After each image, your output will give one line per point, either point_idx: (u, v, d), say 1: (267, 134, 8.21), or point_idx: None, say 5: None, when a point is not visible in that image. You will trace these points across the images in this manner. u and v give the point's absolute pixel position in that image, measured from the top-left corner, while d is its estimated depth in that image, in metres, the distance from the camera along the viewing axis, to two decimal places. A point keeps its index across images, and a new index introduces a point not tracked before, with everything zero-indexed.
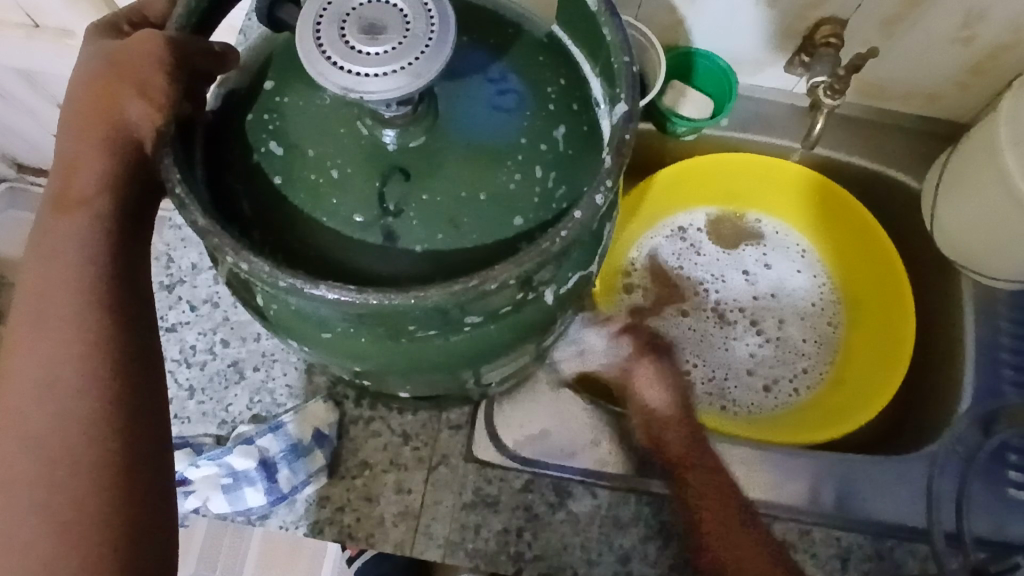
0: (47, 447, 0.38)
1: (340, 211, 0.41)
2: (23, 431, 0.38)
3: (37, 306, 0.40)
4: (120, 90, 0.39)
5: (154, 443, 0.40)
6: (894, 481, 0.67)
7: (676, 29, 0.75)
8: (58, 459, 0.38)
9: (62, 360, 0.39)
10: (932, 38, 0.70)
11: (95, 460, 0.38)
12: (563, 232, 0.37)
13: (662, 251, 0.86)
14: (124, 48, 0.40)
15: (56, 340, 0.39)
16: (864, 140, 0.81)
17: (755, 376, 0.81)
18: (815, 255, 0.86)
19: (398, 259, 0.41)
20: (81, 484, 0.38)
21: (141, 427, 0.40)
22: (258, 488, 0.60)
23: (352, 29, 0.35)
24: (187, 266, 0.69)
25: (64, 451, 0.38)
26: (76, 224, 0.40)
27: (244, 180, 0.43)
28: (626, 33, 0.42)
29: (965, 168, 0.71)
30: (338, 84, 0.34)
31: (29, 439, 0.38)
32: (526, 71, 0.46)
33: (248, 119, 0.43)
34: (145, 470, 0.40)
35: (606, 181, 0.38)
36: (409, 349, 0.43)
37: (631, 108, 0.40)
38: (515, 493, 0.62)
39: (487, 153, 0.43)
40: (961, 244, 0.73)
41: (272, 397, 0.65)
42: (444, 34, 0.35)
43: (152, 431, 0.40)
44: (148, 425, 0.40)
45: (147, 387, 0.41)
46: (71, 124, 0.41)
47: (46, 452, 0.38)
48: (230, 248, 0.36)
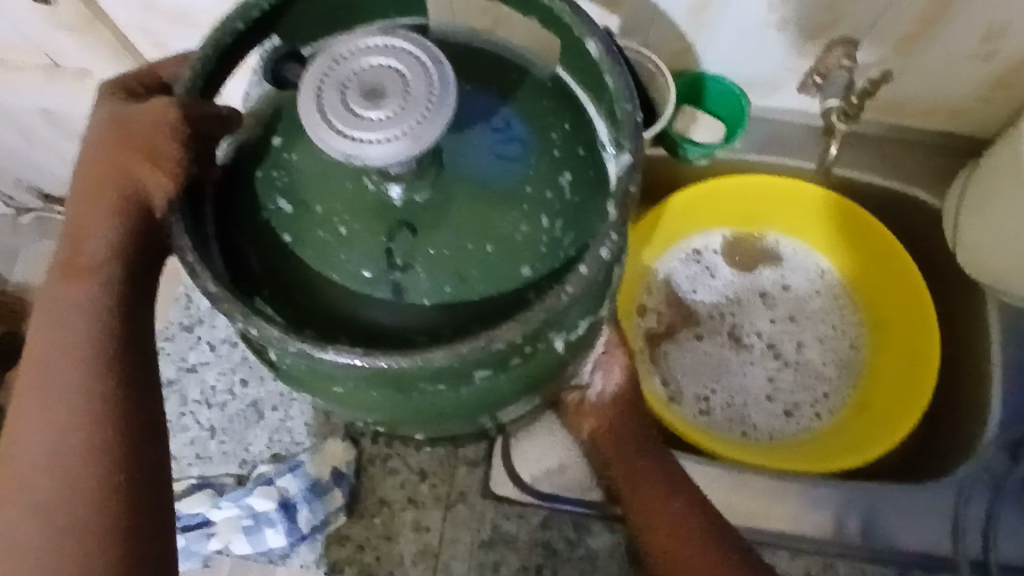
0: (54, 514, 0.38)
1: (348, 267, 0.42)
2: (31, 497, 0.39)
3: (45, 371, 0.41)
4: (130, 159, 0.41)
5: (159, 506, 0.41)
6: (921, 510, 0.66)
7: (685, 54, 0.74)
8: (64, 526, 0.38)
9: (71, 427, 0.39)
10: (948, 55, 0.69)
11: (99, 529, 0.38)
12: (569, 287, 0.37)
13: (677, 275, 0.85)
14: (136, 116, 0.41)
15: (65, 407, 0.40)
16: (883, 158, 0.79)
17: (776, 401, 0.80)
18: (835, 276, 0.85)
19: (406, 315, 0.41)
20: (85, 552, 0.38)
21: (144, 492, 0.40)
22: (279, 529, 0.61)
23: (353, 95, 0.35)
24: (206, 306, 0.70)
25: (72, 519, 0.38)
26: (85, 290, 0.41)
27: (253, 237, 0.43)
28: (629, 81, 0.42)
29: (988, 186, 0.70)
30: (340, 151, 0.35)
31: (36, 505, 0.39)
32: (531, 117, 0.46)
33: (256, 176, 0.44)
34: (149, 535, 0.40)
35: (612, 234, 0.38)
36: (420, 401, 0.43)
37: (635, 157, 0.40)
38: (533, 529, 0.62)
39: (494, 204, 0.43)
40: (985, 263, 0.71)
41: (291, 436, 0.65)
42: (444, 96, 0.35)
43: (156, 495, 0.41)
44: (153, 488, 0.41)
45: (152, 451, 0.41)
46: (83, 194, 0.42)
47: (55, 519, 0.38)
48: (241, 314, 0.36)
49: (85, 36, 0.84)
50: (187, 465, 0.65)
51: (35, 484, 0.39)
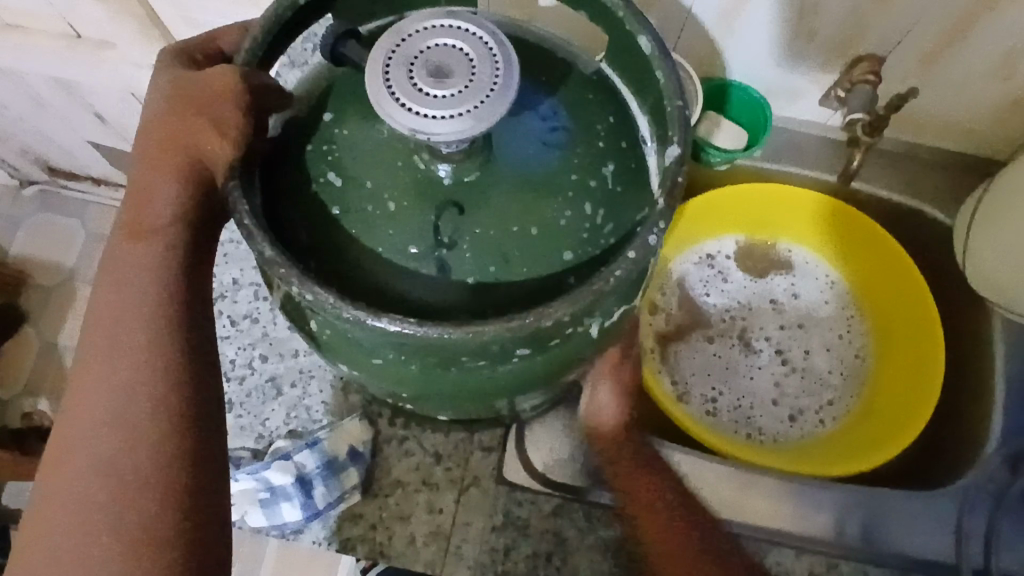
0: (123, 470, 0.39)
1: (395, 242, 0.42)
2: (93, 451, 0.40)
3: (112, 330, 0.41)
4: (191, 126, 0.41)
5: (216, 463, 0.41)
6: (922, 517, 0.67)
7: (712, 60, 0.76)
8: (125, 479, 0.39)
9: (136, 384, 0.40)
10: (969, 75, 0.71)
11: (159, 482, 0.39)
12: (617, 271, 0.38)
13: (690, 278, 0.86)
14: (198, 81, 0.42)
15: (133, 364, 0.40)
16: (896, 174, 0.82)
17: (781, 406, 0.81)
18: (843, 287, 0.87)
19: (451, 291, 0.42)
20: (144, 506, 0.39)
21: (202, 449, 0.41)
22: (294, 503, 0.62)
23: (420, 73, 0.36)
24: (229, 281, 0.69)
25: (133, 474, 0.39)
26: (151, 251, 0.41)
27: (302, 208, 0.44)
28: (678, 77, 0.43)
29: (1001, 205, 0.71)
30: (406, 126, 0.35)
31: (97, 460, 0.39)
32: (576, 108, 0.47)
33: (307, 148, 0.45)
34: (207, 493, 0.40)
35: (660, 222, 0.39)
36: (456, 378, 0.44)
37: (683, 151, 0.41)
38: (545, 517, 0.63)
39: (539, 188, 0.44)
40: (995, 281, 0.73)
41: (308, 414, 0.66)
42: (508, 78, 0.36)
43: (211, 453, 0.41)
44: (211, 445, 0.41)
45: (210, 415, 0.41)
46: (145, 161, 0.43)
47: (118, 474, 0.39)
48: (297, 278, 0.37)
49: (115, 7, 0.84)
50: None
51: (96, 439, 0.40)
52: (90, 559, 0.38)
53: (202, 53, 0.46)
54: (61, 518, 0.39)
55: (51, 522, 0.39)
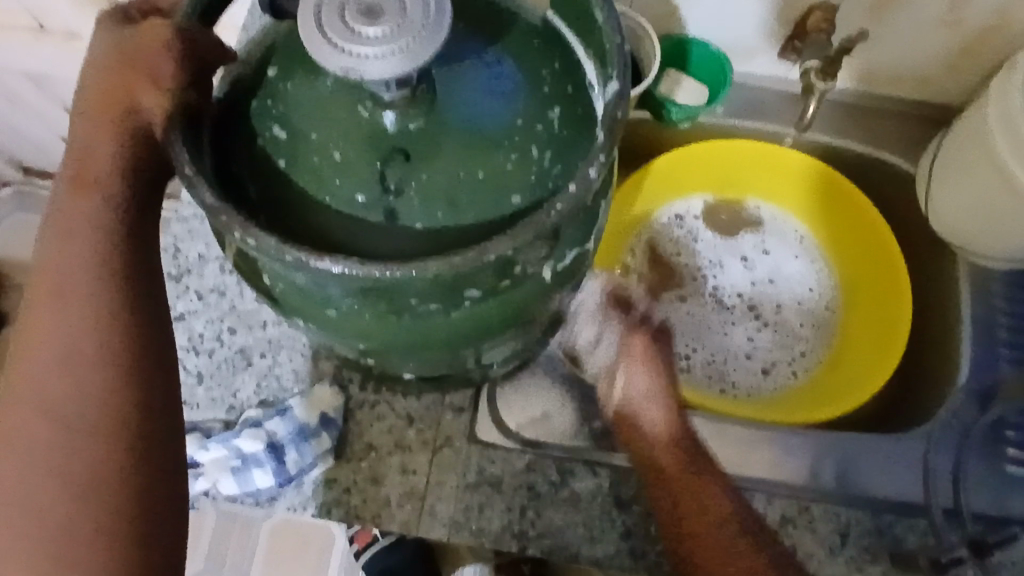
0: (63, 414, 0.41)
1: (343, 191, 0.42)
2: (43, 398, 0.41)
3: (61, 283, 0.42)
4: (131, 78, 0.41)
5: (166, 414, 0.43)
6: (892, 459, 0.68)
7: (669, 17, 0.76)
8: (72, 425, 0.41)
9: (85, 331, 0.42)
10: (922, 21, 0.71)
11: (106, 427, 0.41)
12: (557, 206, 0.39)
13: (660, 238, 0.86)
14: (134, 36, 0.42)
15: (72, 312, 0.42)
16: (859, 125, 0.82)
17: (754, 360, 0.82)
18: (813, 242, 0.87)
19: (399, 237, 0.42)
20: (92, 449, 0.40)
21: (156, 399, 0.43)
22: (266, 469, 0.62)
23: (351, 13, 0.36)
24: (194, 256, 0.70)
25: (82, 417, 0.41)
26: (91, 202, 0.42)
27: (250, 163, 0.44)
28: (617, 18, 0.43)
29: (958, 151, 0.73)
30: (338, 65, 0.36)
31: (48, 406, 0.41)
32: (521, 55, 0.47)
33: (253, 105, 0.45)
34: (159, 439, 0.42)
35: (600, 156, 0.40)
36: (411, 326, 0.44)
37: (622, 86, 0.42)
38: (517, 473, 0.64)
39: (484, 134, 0.44)
40: (956, 226, 0.75)
41: (279, 383, 0.66)
42: (440, 15, 0.36)
43: (167, 404, 0.43)
44: (165, 398, 0.43)
45: (164, 360, 0.44)
46: (85, 112, 0.43)
47: (67, 419, 0.41)
48: (238, 224, 0.38)
49: None
50: None
51: (48, 386, 0.41)
52: (34, 501, 0.40)
53: (141, 11, 0.46)
54: (21, 462, 0.40)
55: (8, 463, 0.41)
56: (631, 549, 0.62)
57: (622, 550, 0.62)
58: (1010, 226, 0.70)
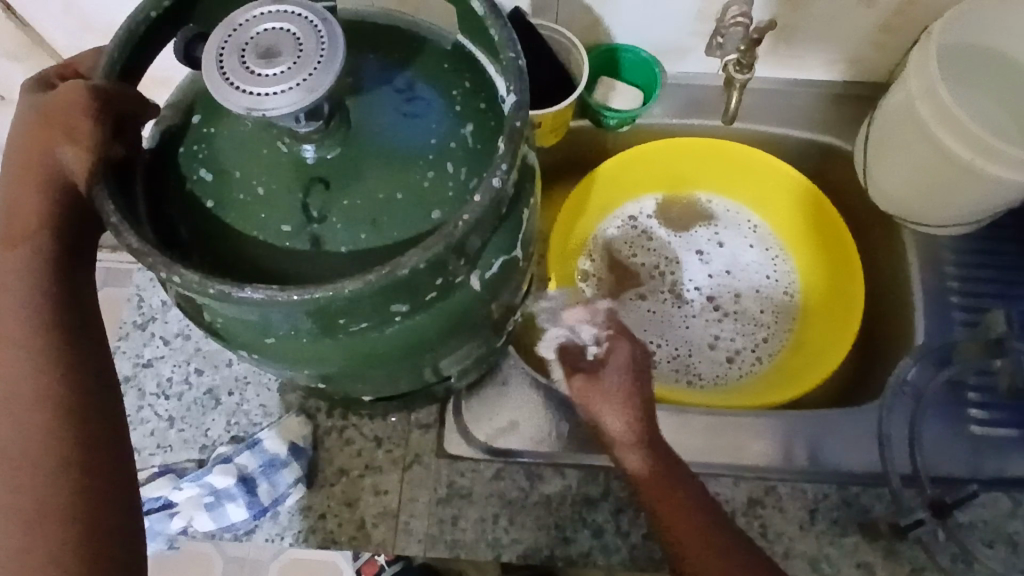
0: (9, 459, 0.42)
1: (269, 224, 0.44)
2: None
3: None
4: (53, 137, 0.43)
5: (112, 460, 0.44)
6: (856, 430, 0.69)
7: (596, 28, 0.79)
8: (20, 469, 0.42)
9: (23, 381, 0.43)
10: (839, 6, 0.74)
11: (49, 477, 0.42)
12: (465, 216, 0.41)
13: (616, 241, 0.88)
14: (51, 98, 0.44)
15: (10, 364, 0.43)
16: (795, 112, 0.84)
17: (717, 350, 0.83)
18: (766, 230, 0.89)
19: (327, 261, 0.44)
20: (39, 490, 0.42)
21: (99, 446, 0.44)
22: (239, 503, 0.63)
23: (250, 55, 0.39)
24: (158, 303, 0.73)
25: (26, 466, 0.42)
26: (20, 258, 0.44)
27: (180, 206, 0.46)
28: (512, 33, 0.45)
29: (887, 125, 0.75)
30: (241, 105, 0.38)
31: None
32: (432, 78, 0.49)
33: (180, 152, 0.47)
34: (106, 484, 0.44)
35: (502, 165, 0.42)
36: (348, 344, 0.46)
37: (521, 98, 0.44)
38: (487, 482, 0.65)
39: (400, 156, 0.46)
40: (896, 198, 0.77)
41: (248, 418, 0.68)
42: (333, 50, 0.39)
43: (110, 451, 0.44)
44: (109, 445, 0.44)
45: (104, 401, 0.45)
46: (12, 174, 0.45)
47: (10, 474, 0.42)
48: (162, 264, 0.40)
49: (24, 62, 0.87)
50: (148, 455, 0.67)
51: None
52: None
53: (63, 77, 0.48)
54: None
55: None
56: (604, 544, 0.63)
57: (596, 547, 0.63)
58: (945, 190, 0.72)
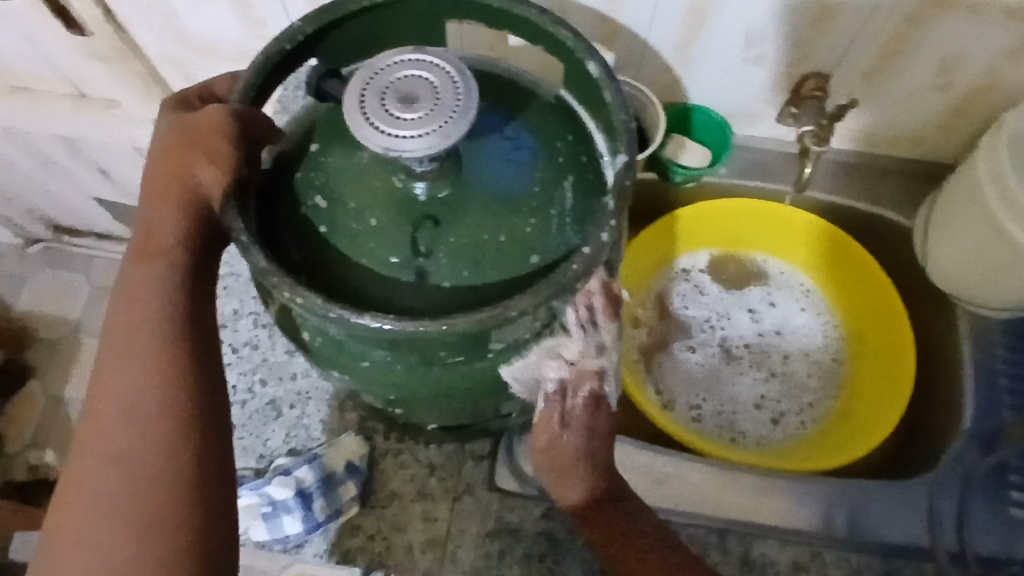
0: (129, 464, 0.42)
1: (378, 253, 0.47)
2: (109, 453, 0.43)
3: (128, 343, 0.45)
4: (193, 160, 0.46)
5: (223, 469, 0.44)
6: (902, 503, 0.70)
7: (672, 88, 0.81)
8: (137, 475, 0.42)
9: (147, 386, 0.44)
10: (912, 87, 0.76)
11: (166, 480, 0.42)
12: (573, 265, 0.43)
13: (668, 293, 0.90)
14: (195, 121, 0.47)
15: (137, 369, 0.44)
16: (855, 184, 0.86)
17: (763, 410, 0.84)
18: (819, 295, 0.91)
19: (430, 293, 0.46)
20: (154, 497, 0.42)
21: (211, 455, 0.44)
22: (295, 516, 0.64)
23: (390, 99, 0.41)
24: (229, 311, 0.75)
25: (143, 472, 0.42)
26: (157, 268, 0.46)
27: (294, 229, 0.48)
28: (624, 95, 0.48)
29: (950, 207, 0.77)
30: (379, 144, 0.40)
31: (111, 460, 0.42)
32: (537, 129, 0.51)
33: (297, 177, 0.49)
34: (216, 493, 0.43)
35: (610, 220, 0.44)
36: (438, 375, 0.48)
37: (630, 159, 0.46)
38: (536, 520, 0.66)
39: (507, 200, 0.48)
40: (955, 279, 0.78)
41: (307, 432, 0.69)
42: (468, 100, 0.41)
43: (220, 460, 0.44)
44: (220, 453, 0.44)
45: (220, 415, 0.45)
46: (154, 193, 0.47)
47: (128, 473, 0.42)
48: (287, 284, 0.42)
49: (116, 68, 0.91)
50: None
51: (114, 442, 0.43)
52: (100, 550, 0.41)
53: (200, 96, 0.51)
54: (83, 516, 0.41)
55: (68, 519, 0.41)
56: None
57: None
58: (1010, 277, 0.73)
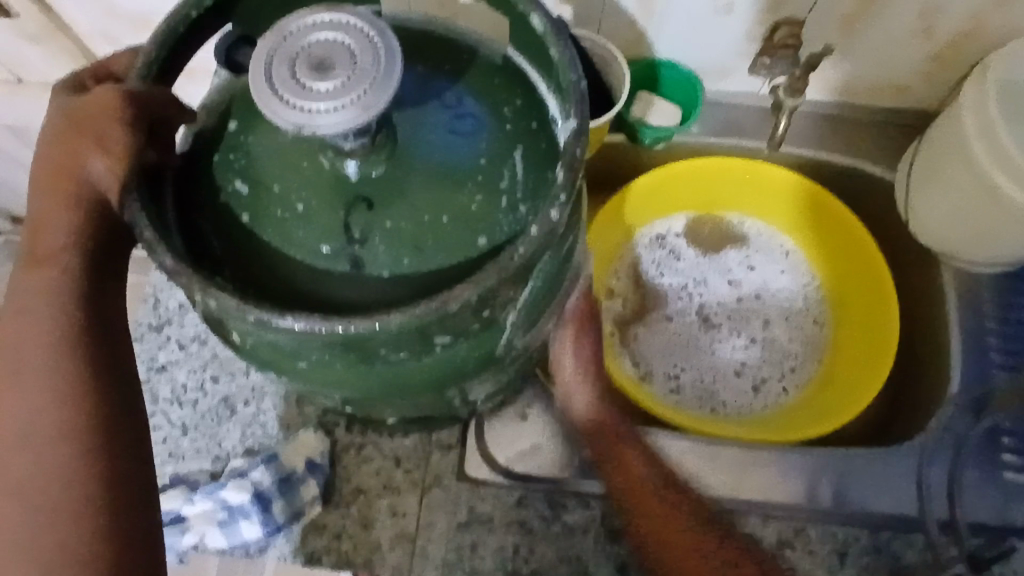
0: (34, 491, 0.41)
1: (307, 242, 0.42)
2: (13, 481, 0.42)
3: (23, 363, 0.43)
4: (82, 149, 0.42)
5: (142, 482, 0.44)
6: (888, 470, 0.67)
7: (637, 42, 0.76)
8: (42, 501, 0.41)
9: (46, 410, 0.42)
10: (889, 34, 0.71)
11: (72, 506, 0.41)
12: (520, 249, 0.39)
13: (642, 260, 0.86)
14: (84, 104, 0.42)
15: (36, 392, 0.42)
16: (835, 136, 0.82)
17: (744, 377, 0.81)
18: (800, 255, 0.87)
19: (366, 285, 0.42)
20: (63, 524, 0.41)
21: (122, 475, 0.43)
22: (253, 520, 0.61)
23: (302, 68, 0.36)
24: (175, 306, 0.71)
25: (49, 500, 0.41)
26: (46, 278, 0.43)
27: (216, 220, 0.44)
28: (573, 53, 0.43)
29: (934, 158, 0.72)
30: (292, 122, 0.36)
31: (15, 491, 0.42)
32: (482, 95, 0.46)
33: (214, 159, 0.45)
34: (128, 512, 0.43)
35: (560, 196, 0.39)
36: (383, 373, 0.44)
37: (581, 124, 0.42)
38: (508, 509, 0.63)
39: (448, 175, 0.43)
40: (938, 233, 0.74)
41: (263, 430, 0.65)
42: (391, 65, 0.36)
43: (138, 475, 0.43)
44: (136, 467, 0.44)
45: (129, 431, 0.44)
46: (43, 189, 0.44)
47: (33, 500, 0.41)
48: (198, 285, 0.38)
49: (46, 47, 0.84)
50: (160, 463, 0.66)
51: (17, 469, 0.42)
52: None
53: (96, 78, 0.47)
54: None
55: None
56: None
57: None
58: (995, 229, 0.69)
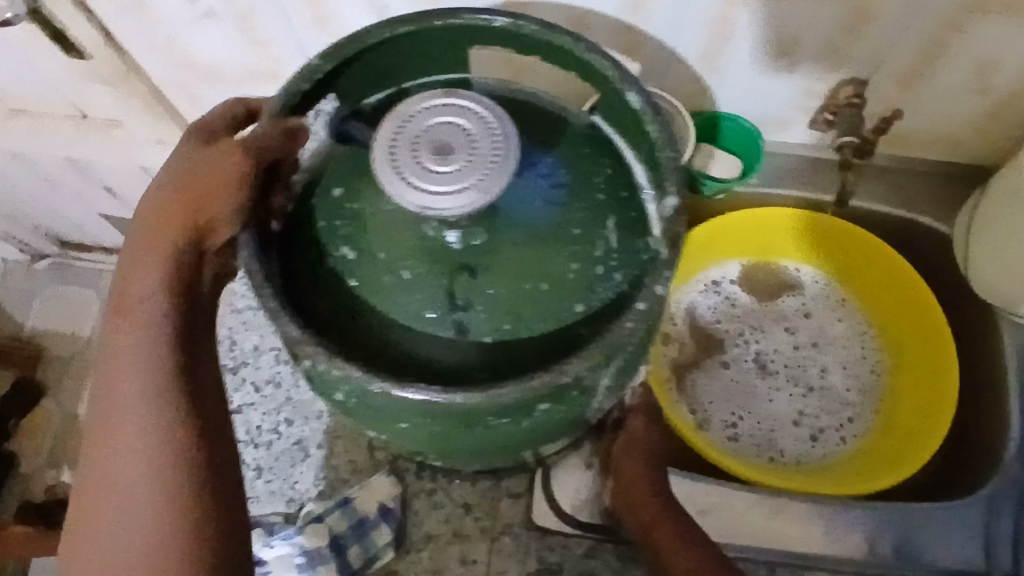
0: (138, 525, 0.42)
1: (412, 309, 0.44)
2: (117, 517, 0.42)
3: (118, 400, 0.44)
4: (204, 196, 0.46)
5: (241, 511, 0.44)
6: (952, 525, 0.68)
7: (700, 96, 0.77)
8: (146, 535, 0.41)
9: (141, 442, 0.43)
10: (953, 91, 0.72)
11: (174, 537, 0.41)
12: (628, 322, 0.41)
13: (698, 306, 0.87)
14: (205, 159, 0.47)
15: (131, 425, 0.43)
16: (891, 188, 0.83)
17: (801, 427, 0.81)
18: (854, 304, 0.88)
19: (469, 350, 0.44)
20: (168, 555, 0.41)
21: (220, 503, 0.43)
22: (331, 565, 0.63)
23: (423, 152, 0.38)
24: (249, 347, 0.73)
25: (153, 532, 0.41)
26: (136, 318, 0.45)
27: (322, 285, 0.46)
28: (669, 131, 0.45)
29: (993, 215, 0.73)
30: (414, 203, 0.38)
31: (121, 525, 0.42)
32: (574, 165, 0.48)
33: (320, 225, 0.47)
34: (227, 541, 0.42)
35: (664, 272, 0.42)
36: (481, 435, 0.45)
37: (681, 201, 0.45)
38: (577, 559, 0.63)
39: (545, 245, 0.45)
40: (996, 289, 0.74)
41: (336, 473, 0.67)
42: (508, 149, 0.38)
43: (231, 501, 0.43)
44: (231, 494, 0.43)
45: (221, 459, 0.44)
46: (146, 241, 0.47)
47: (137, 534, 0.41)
48: (322, 356, 0.41)
49: (115, 89, 0.82)
50: None
51: (121, 505, 0.42)
52: None
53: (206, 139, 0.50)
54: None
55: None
56: None
57: None
58: None
